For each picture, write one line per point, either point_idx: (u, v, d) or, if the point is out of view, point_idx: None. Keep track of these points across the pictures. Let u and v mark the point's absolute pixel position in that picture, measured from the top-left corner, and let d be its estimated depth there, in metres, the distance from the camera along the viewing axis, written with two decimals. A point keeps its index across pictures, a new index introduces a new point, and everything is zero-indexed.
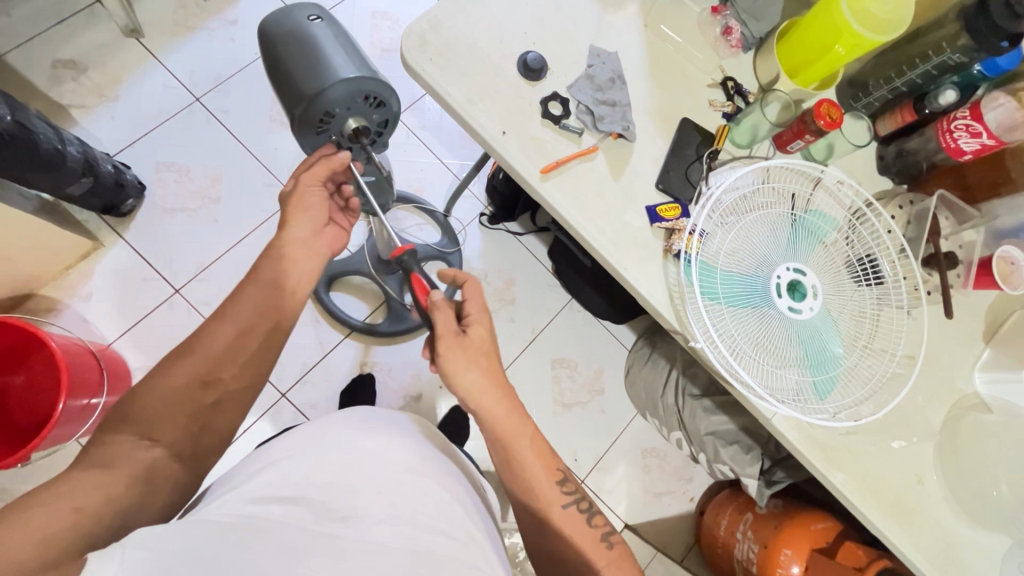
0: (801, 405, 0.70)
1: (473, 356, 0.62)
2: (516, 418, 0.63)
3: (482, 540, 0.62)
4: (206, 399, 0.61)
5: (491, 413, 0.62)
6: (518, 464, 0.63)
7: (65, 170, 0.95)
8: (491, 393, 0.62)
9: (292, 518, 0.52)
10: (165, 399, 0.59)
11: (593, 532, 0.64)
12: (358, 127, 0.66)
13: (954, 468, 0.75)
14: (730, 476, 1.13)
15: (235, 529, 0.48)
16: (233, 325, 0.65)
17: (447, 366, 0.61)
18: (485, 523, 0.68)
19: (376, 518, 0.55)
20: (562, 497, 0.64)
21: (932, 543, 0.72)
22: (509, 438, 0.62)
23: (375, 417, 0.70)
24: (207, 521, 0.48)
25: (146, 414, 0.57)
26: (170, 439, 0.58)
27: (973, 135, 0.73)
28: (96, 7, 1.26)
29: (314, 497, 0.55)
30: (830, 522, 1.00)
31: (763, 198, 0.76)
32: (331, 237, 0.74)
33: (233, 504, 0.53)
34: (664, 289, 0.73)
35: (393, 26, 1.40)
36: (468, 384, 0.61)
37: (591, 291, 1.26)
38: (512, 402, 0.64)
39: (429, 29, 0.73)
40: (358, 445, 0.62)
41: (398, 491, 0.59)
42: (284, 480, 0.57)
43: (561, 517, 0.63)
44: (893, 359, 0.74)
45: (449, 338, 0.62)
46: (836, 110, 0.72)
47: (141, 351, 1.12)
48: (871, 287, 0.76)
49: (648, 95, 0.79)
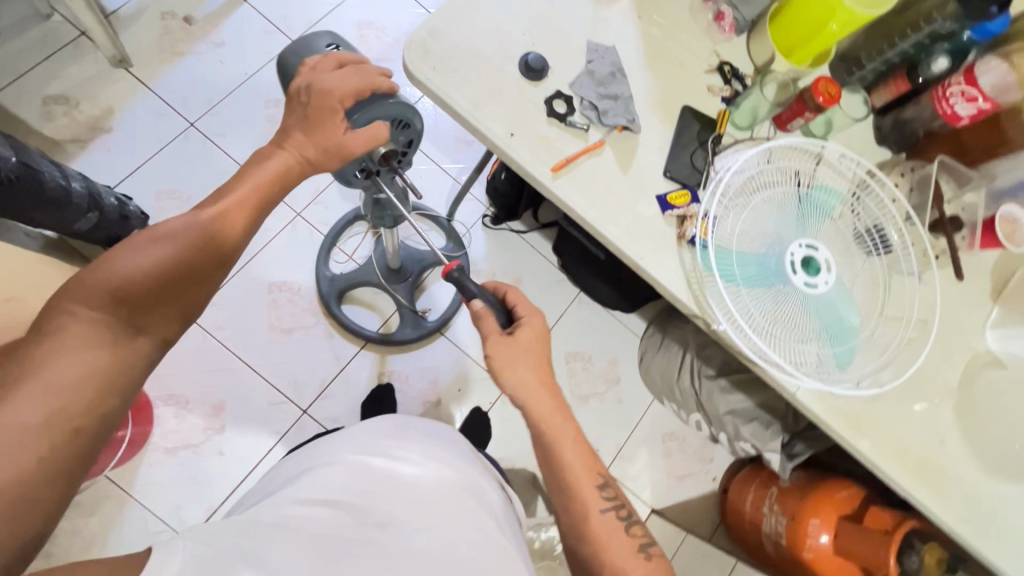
0: (825, 376, 0.72)
1: (521, 355, 0.63)
2: (560, 415, 0.63)
3: (515, 552, 0.60)
4: (198, 292, 0.55)
5: (535, 407, 0.62)
6: (562, 463, 0.62)
7: (71, 208, 0.94)
8: (536, 389, 0.62)
9: (333, 523, 0.53)
10: (145, 287, 0.50)
11: (631, 541, 0.62)
12: (388, 151, 0.68)
13: (975, 426, 0.77)
14: (752, 452, 1.15)
15: (282, 530, 0.50)
16: (218, 205, 0.58)
17: (497, 363, 0.63)
18: (515, 535, 0.67)
19: (413, 525, 0.55)
20: (602, 502, 0.63)
21: (959, 501, 0.74)
22: (552, 435, 0.62)
23: (411, 425, 0.72)
24: (255, 522, 0.51)
25: (131, 295, 0.49)
26: (158, 328, 0.51)
27: (969, 100, 0.75)
28: (81, 39, 1.26)
29: (353, 502, 0.56)
30: (853, 488, 1.02)
31: (769, 176, 0.77)
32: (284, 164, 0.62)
33: (278, 508, 0.54)
34: (681, 275, 0.74)
35: (380, 35, 1.40)
36: (518, 377, 0.62)
37: (600, 283, 1.28)
38: (557, 398, 0.64)
39: (430, 38, 0.74)
40: (395, 455, 0.64)
41: (433, 498, 0.59)
42: (325, 486, 0.58)
43: (599, 521, 0.62)
44: (908, 324, 0.76)
45: (497, 335, 0.64)
46: (833, 86, 0.74)
47: (159, 381, 1.14)
48: (881, 257, 0.78)
49: (649, 86, 0.80)
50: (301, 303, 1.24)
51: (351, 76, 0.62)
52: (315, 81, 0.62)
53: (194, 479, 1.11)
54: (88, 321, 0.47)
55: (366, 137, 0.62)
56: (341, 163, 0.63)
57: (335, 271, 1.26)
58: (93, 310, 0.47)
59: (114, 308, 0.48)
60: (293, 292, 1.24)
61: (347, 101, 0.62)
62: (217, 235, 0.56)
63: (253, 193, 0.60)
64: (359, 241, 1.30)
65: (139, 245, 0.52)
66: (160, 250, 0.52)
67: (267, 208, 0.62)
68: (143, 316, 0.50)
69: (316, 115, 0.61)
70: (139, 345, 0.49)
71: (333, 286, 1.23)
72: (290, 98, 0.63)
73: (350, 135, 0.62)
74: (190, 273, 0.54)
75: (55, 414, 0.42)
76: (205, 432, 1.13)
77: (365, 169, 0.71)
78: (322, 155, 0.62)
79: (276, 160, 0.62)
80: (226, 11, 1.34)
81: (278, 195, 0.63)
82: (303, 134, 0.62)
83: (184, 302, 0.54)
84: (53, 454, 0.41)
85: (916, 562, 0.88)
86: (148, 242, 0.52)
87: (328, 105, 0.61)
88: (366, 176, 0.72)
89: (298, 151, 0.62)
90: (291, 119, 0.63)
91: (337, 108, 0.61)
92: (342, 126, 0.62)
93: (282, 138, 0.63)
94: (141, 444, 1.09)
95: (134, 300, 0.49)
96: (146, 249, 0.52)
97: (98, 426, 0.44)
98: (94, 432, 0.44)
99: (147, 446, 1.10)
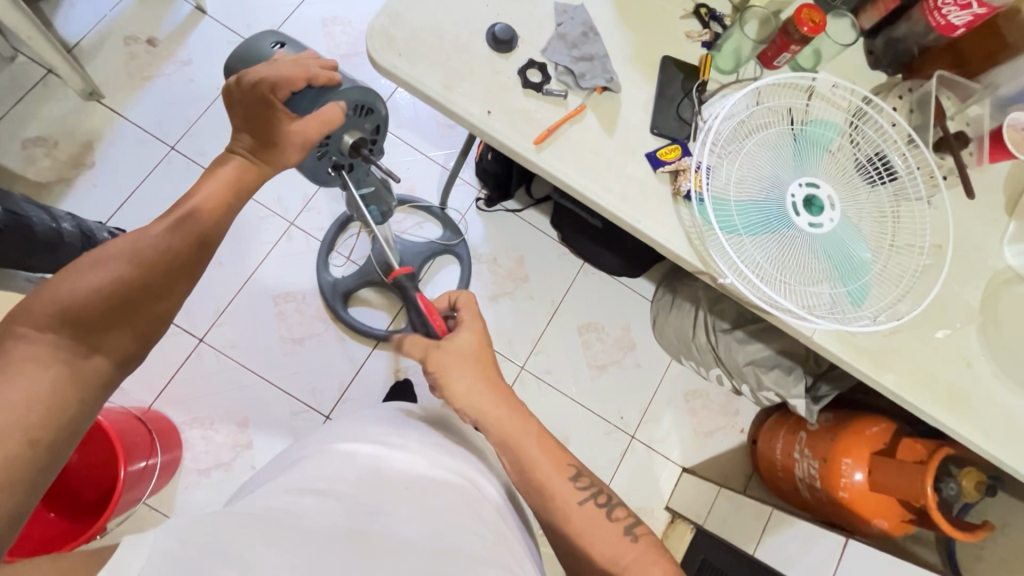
0: (841, 316, 0.70)
1: (459, 362, 0.63)
2: (512, 419, 0.61)
3: (510, 540, 0.56)
4: (154, 310, 0.54)
5: (489, 419, 0.61)
6: (531, 467, 0.60)
7: (66, 248, 0.94)
8: (483, 396, 0.62)
9: (323, 511, 0.48)
10: (93, 309, 0.49)
11: (615, 526, 0.60)
12: (356, 140, 0.67)
13: (1001, 347, 0.75)
14: (777, 400, 1.13)
15: (268, 522, 0.45)
16: (162, 226, 0.56)
17: (439, 374, 0.63)
18: (517, 524, 0.63)
19: (405, 514, 0.50)
20: (577, 493, 0.61)
21: (992, 423, 0.72)
22: (513, 439, 0.61)
23: (409, 414, 0.68)
24: (241, 512, 0.46)
25: (85, 321, 0.49)
26: (115, 349, 0.51)
27: (964, 7, 0.71)
28: (49, 77, 1.24)
29: (343, 491, 0.51)
30: (885, 422, 1.00)
31: (761, 118, 0.74)
32: (231, 169, 0.61)
33: (267, 499, 0.50)
34: (681, 233, 0.72)
35: (347, 29, 1.36)
36: (462, 392, 0.61)
37: (603, 251, 1.26)
38: (508, 403, 0.62)
39: (392, 23, 0.71)
40: (387, 442, 0.59)
41: (427, 488, 0.55)
42: (315, 474, 0.54)
43: (579, 514, 0.60)
44: (922, 250, 0.74)
45: (436, 349, 0.64)
46: (817, 13, 0.70)
47: (181, 406, 1.16)
48: (886, 185, 0.75)
49: (624, 40, 0.77)
50: (308, 310, 1.24)
51: (285, 67, 0.60)
52: (247, 73, 0.59)
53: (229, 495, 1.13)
54: (32, 344, 0.46)
55: (319, 123, 0.60)
56: (300, 153, 0.61)
57: (336, 276, 1.25)
58: (43, 331, 0.46)
59: (65, 329, 0.47)
60: (299, 301, 1.24)
61: (281, 91, 0.59)
62: (173, 257, 0.55)
63: (212, 200, 0.59)
64: (354, 241, 1.29)
65: (86, 268, 0.51)
66: (111, 270, 0.51)
67: (212, 232, 0.59)
68: (97, 336, 0.49)
69: (257, 112, 0.59)
70: (95, 364, 0.49)
71: (336, 290, 1.22)
72: (226, 101, 0.61)
73: (302, 123, 0.60)
74: (141, 292, 0.53)
75: (10, 427, 0.42)
76: (233, 449, 1.15)
77: (337, 165, 0.71)
78: (274, 152, 0.61)
79: (229, 166, 0.61)
80: (187, 26, 1.31)
81: (236, 203, 0.62)
82: (249, 135, 0.61)
83: (137, 324, 0.53)
84: (17, 467, 0.41)
85: (954, 488, 0.87)
86: (95, 265, 0.51)
87: (262, 96, 0.58)
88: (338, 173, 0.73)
89: (253, 154, 0.61)
90: (234, 118, 0.60)
91: (270, 99, 0.58)
92: (287, 116, 0.59)
93: (233, 143, 0.62)
94: (174, 468, 1.11)
95: (86, 322, 0.49)
96: (93, 272, 0.51)
97: (56, 443, 0.44)
98: (51, 444, 0.44)
99: (181, 471, 1.13)
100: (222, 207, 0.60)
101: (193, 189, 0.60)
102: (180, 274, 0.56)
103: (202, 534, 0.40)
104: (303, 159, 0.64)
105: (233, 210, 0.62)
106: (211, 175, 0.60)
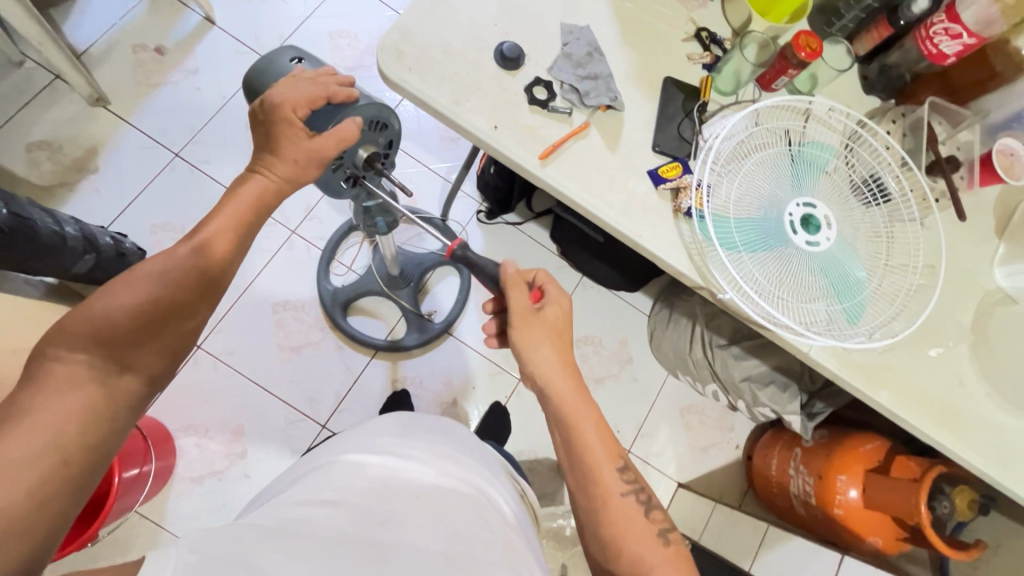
0: (836, 333, 0.72)
1: (547, 332, 0.63)
2: (579, 399, 0.61)
3: (520, 548, 0.56)
4: (182, 328, 0.54)
5: (556, 390, 0.60)
6: (583, 450, 0.59)
7: (67, 252, 0.94)
8: (557, 370, 0.61)
9: (334, 521, 0.48)
10: (124, 327, 0.50)
11: (651, 526, 0.59)
12: (370, 154, 0.69)
13: (993, 367, 0.76)
14: (772, 417, 1.13)
15: (279, 532, 0.45)
16: (191, 245, 0.56)
17: (524, 341, 0.62)
18: (526, 536, 0.63)
19: (415, 520, 0.50)
20: (622, 485, 0.60)
21: (985, 443, 0.73)
22: (571, 414, 0.60)
23: (414, 424, 0.68)
24: (252, 524, 0.46)
25: (118, 338, 0.49)
26: (145, 366, 0.51)
27: (954, 38, 0.73)
28: (56, 82, 1.26)
29: (353, 500, 0.51)
30: (879, 440, 1.01)
31: (759, 139, 0.76)
32: (251, 189, 0.61)
33: (277, 510, 0.50)
34: (681, 249, 0.74)
35: (354, 43, 1.39)
36: (540, 359, 0.61)
37: (602, 265, 1.27)
38: (576, 382, 0.62)
39: (402, 39, 0.73)
40: (396, 452, 0.59)
41: (436, 496, 0.55)
42: (324, 483, 0.54)
43: (619, 506, 0.59)
44: (915, 270, 0.75)
45: (528, 312, 0.63)
46: (814, 40, 0.73)
47: (176, 413, 1.15)
48: (880, 206, 0.77)
49: (627, 61, 0.79)
50: (307, 319, 1.24)
51: (304, 86, 0.62)
52: (269, 96, 0.61)
53: (222, 504, 1.12)
54: (70, 365, 0.46)
55: (336, 140, 0.61)
56: (318, 170, 0.62)
57: (336, 284, 1.26)
58: (78, 353, 0.47)
59: (97, 349, 0.48)
60: (298, 310, 1.24)
61: (300, 110, 0.60)
62: (201, 273, 0.56)
63: (233, 220, 0.60)
64: (356, 251, 1.30)
65: (119, 287, 0.51)
66: (143, 290, 0.52)
67: (238, 248, 0.60)
68: (127, 354, 0.50)
69: (272, 126, 0.60)
70: (126, 382, 0.49)
71: (335, 299, 1.23)
72: (251, 122, 0.63)
73: (318, 140, 0.61)
74: (170, 309, 0.53)
75: (44, 447, 0.42)
76: (227, 458, 1.14)
77: (351, 176, 0.72)
78: (293, 166, 0.61)
79: (252, 185, 0.61)
80: (195, 36, 1.33)
81: (260, 218, 0.62)
82: (264, 148, 0.62)
83: (168, 341, 0.53)
84: (43, 486, 0.41)
85: (947, 506, 0.88)
86: (128, 285, 0.51)
87: (282, 116, 0.60)
88: (353, 183, 0.73)
89: (271, 171, 0.61)
90: (257, 139, 0.62)
91: (292, 118, 0.60)
92: (303, 132, 0.61)
93: (255, 162, 0.62)
94: (167, 476, 1.10)
95: (117, 341, 0.49)
96: (125, 291, 0.51)
97: (87, 460, 0.45)
98: (84, 465, 0.44)
99: (172, 479, 1.11)
100: (245, 224, 0.61)
101: (217, 207, 0.61)
102: (207, 291, 0.57)
103: (216, 545, 0.40)
104: (320, 174, 0.65)
105: (255, 227, 0.62)
106: (231, 194, 0.61)
